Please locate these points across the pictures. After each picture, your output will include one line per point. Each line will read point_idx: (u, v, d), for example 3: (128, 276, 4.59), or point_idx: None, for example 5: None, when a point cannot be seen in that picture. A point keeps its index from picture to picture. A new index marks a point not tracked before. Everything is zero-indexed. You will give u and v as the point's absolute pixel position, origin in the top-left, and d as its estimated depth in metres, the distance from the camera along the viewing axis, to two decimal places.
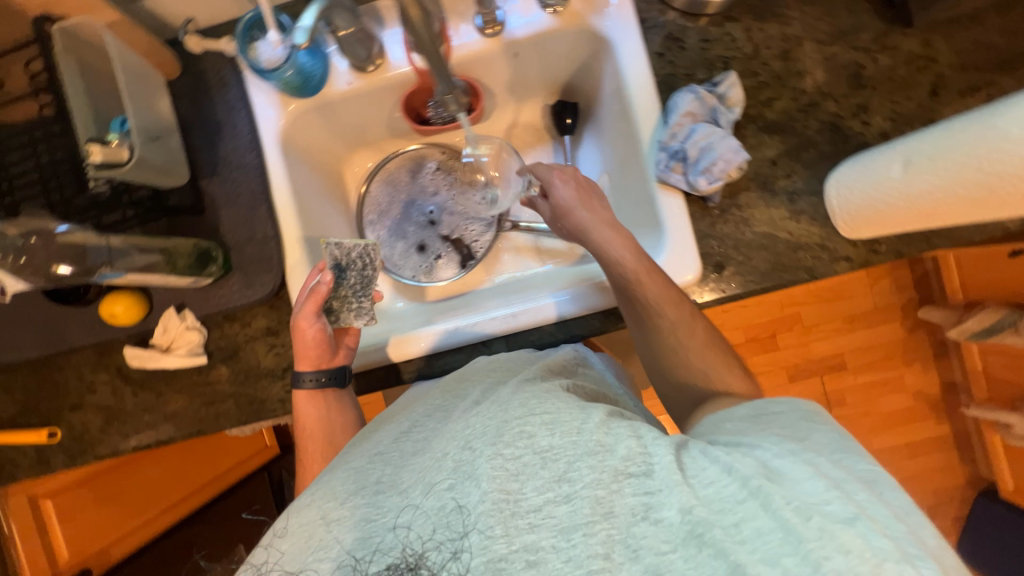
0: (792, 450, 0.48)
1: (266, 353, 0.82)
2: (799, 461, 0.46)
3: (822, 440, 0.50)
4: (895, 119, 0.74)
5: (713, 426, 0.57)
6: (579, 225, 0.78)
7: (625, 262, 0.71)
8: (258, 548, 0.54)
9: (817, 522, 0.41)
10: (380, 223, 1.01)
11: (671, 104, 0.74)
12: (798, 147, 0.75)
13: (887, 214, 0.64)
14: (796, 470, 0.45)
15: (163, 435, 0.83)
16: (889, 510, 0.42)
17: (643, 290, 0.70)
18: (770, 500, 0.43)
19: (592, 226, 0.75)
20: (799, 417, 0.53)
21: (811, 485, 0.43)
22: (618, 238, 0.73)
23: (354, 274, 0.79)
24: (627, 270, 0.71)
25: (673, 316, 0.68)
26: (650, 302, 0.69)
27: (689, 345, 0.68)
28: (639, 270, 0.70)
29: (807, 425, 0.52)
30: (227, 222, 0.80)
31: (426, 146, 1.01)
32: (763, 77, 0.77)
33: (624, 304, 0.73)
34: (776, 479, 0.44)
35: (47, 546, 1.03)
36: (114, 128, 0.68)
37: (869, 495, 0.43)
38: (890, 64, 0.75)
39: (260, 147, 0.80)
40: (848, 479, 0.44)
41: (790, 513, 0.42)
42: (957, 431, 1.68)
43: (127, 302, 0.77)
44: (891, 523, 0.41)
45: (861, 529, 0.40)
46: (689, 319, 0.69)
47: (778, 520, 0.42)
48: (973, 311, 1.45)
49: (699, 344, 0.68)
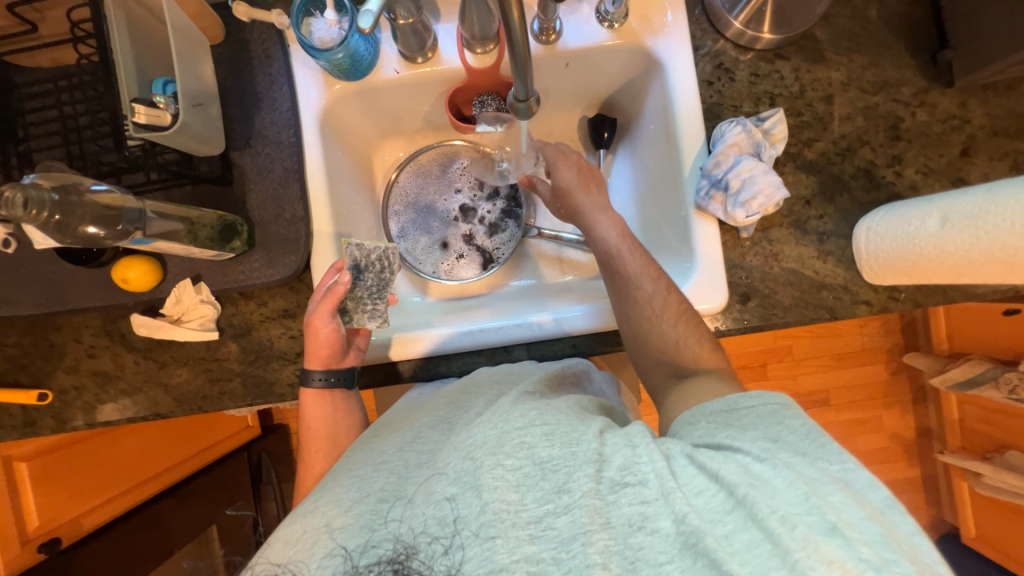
0: (768, 450, 0.49)
1: (280, 336, 0.80)
2: (779, 466, 0.46)
3: (795, 438, 0.51)
4: (926, 173, 0.76)
5: (687, 424, 0.57)
6: (575, 207, 0.82)
7: (609, 238, 0.77)
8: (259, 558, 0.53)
9: (802, 531, 0.41)
10: (405, 214, 0.99)
11: (719, 135, 0.76)
12: (832, 189, 0.77)
13: (918, 266, 0.66)
14: (778, 477, 0.45)
15: (161, 408, 0.81)
16: (865, 511, 0.42)
17: (627, 265, 0.74)
18: (756, 511, 0.43)
19: (586, 211, 0.81)
20: (768, 412, 0.54)
21: (791, 493, 0.44)
22: (608, 219, 0.79)
23: (371, 277, 0.78)
24: (612, 246, 0.76)
25: (651, 291, 0.71)
26: (631, 277, 0.73)
27: (675, 333, 0.69)
28: (623, 246, 0.75)
29: (778, 423, 0.53)
30: (256, 197, 0.78)
31: (462, 143, 1.00)
32: (805, 117, 0.78)
33: (607, 279, 0.76)
34: (756, 485, 0.45)
35: (17, 511, 0.97)
36: (157, 89, 0.65)
37: (845, 495, 0.43)
38: (926, 120, 0.77)
39: (299, 124, 0.78)
40: (823, 479, 0.45)
41: (776, 522, 0.42)
42: (928, 475, 1.74)
43: (142, 268, 0.74)
44: (867, 527, 0.41)
45: (841, 541, 0.40)
46: (665, 295, 0.71)
47: (765, 531, 0.42)
48: (957, 361, 1.51)
49: (683, 332, 0.69)
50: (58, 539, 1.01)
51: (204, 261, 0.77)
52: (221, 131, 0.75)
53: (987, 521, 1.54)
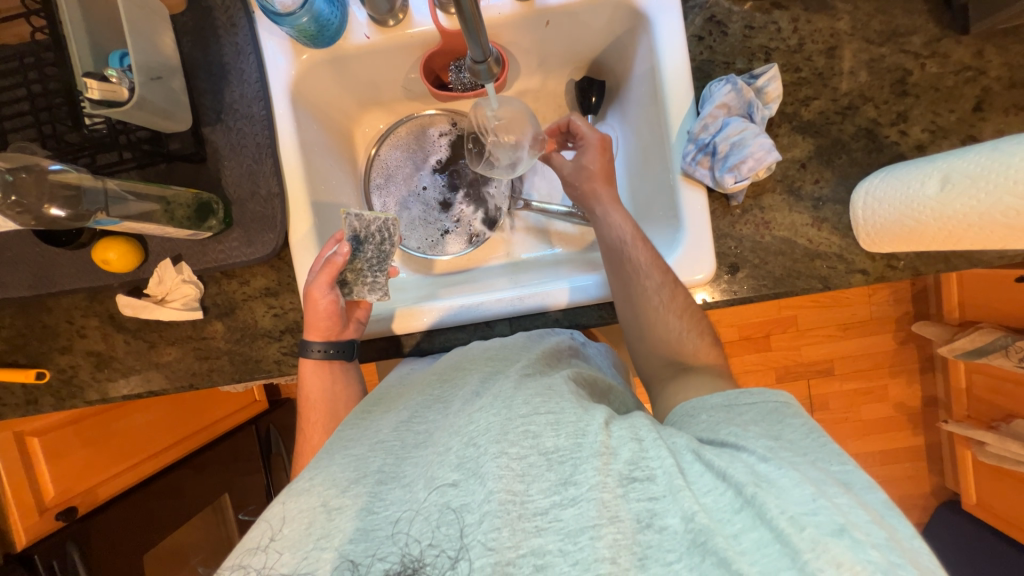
0: (770, 448, 0.49)
1: (264, 314, 0.80)
2: (784, 466, 0.46)
3: (796, 436, 0.51)
4: (933, 131, 0.71)
5: (688, 418, 0.58)
6: (592, 195, 0.80)
7: (623, 228, 0.74)
8: (252, 536, 0.52)
9: (811, 533, 0.40)
10: (387, 188, 0.97)
11: (708, 95, 0.72)
12: (830, 151, 0.73)
13: (918, 232, 0.62)
14: (783, 476, 0.44)
15: (154, 386, 0.82)
16: (869, 515, 0.41)
17: (636, 255, 0.71)
18: (764, 510, 0.42)
19: (603, 202, 0.78)
20: (769, 411, 0.55)
21: (798, 493, 0.43)
22: (621, 212, 0.77)
23: (370, 248, 0.77)
24: (624, 235, 0.74)
25: (660, 284, 0.69)
26: (640, 268, 0.70)
27: (678, 325, 0.69)
28: (634, 236, 0.73)
29: (779, 421, 0.53)
30: (230, 174, 0.76)
31: (439, 112, 0.96)
32: (803, 73, 0.73)
33: (613, 267, 0.73)
34: (763, 485, 0.44)
35: (33, 482, 1.03)
36: (113, 63, 0.65)
37: (850, 498, 0.43)
38: (937, 72, 0.71)
39: (269, 96, 0.76)
40: (826, 480, 0.44)
41: (785, 522, 0.41)
42: (931, 443, 1.72)
43: (121, 249, 0.74)
44: (873, 530, 0.40)
45: (849, 541, 0.39)
46: (672, 288, 0.70)
47: (773, 531, 0.41)
48: (967, 330, 1.47)
49: (686, 324, 0.69)
50: (74, 508, 1.07)
51: (183, 241, 0.77)
52: (188, 105, 0.73)
53: (990, 489, 1.53)
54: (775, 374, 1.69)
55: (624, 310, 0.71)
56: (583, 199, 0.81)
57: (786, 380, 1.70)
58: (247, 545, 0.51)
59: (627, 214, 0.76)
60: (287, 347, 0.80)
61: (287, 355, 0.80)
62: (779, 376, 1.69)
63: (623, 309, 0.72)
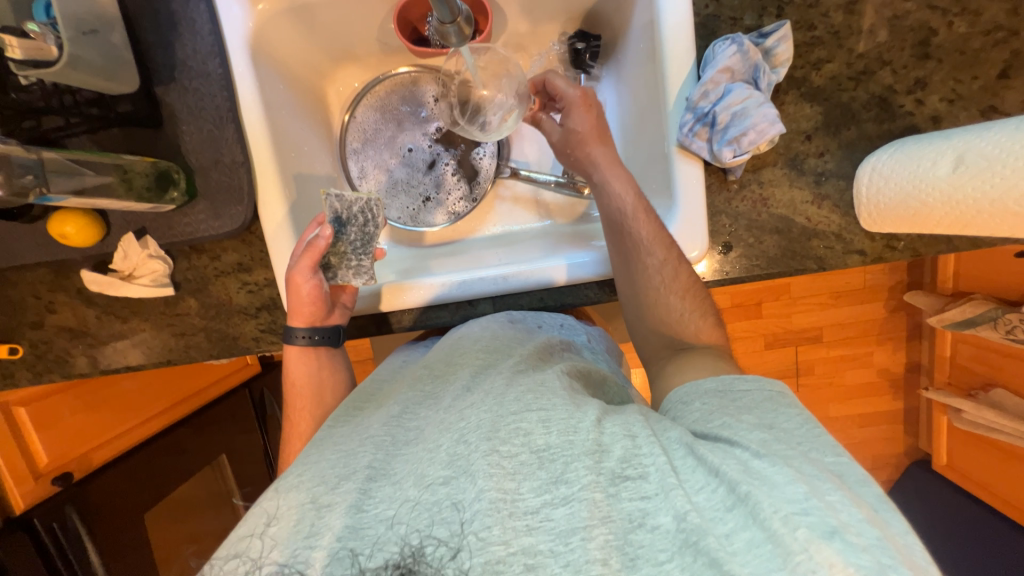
0: (766, 441, 0.49)
1: (238, 291, 0.77)
2: (778, 462, 0.46)
3: (790, 425, 0.51)
4: (952, 101, 0.65)
5: (683, 404, 0.58)
6: (589, 160, 0.73)
7: (625, 197, 0.69)
8: (248, 523, 0.54)
9: (804, 533, 0.40)
10: (365, 152, 0.91)
11: (710, 57, 0.66)
12: (838, 122, 0.67)
13: (922, 215, 0.59)
14: (777, 472, 0.45)
15: (132, 362, 0.81)
16: (863, 513, 0.41)
17: (638, 230, 0.67)
18: (758, 509, 0.42)
19: (600, 166, 0.72)
20: (765, 399, 0.55)
21: (792, 490, 0.43)
22: (621, 177, 0.70)
23: (354, 230, 0.74)
24: (625, 205, 0.68)
25: (664, 261, 0.66)
26: (641, 244, 0.67)
27: (680, 305, 0.68)
28: (636, 206, 0.68)
29: (774, 410, 0.53)
30: (190, 140, 0.71)
31: (420, 69, 0.88)
32: (818, 31, 0.66)
33: (614, 242, 0.69)
34: (756, 482, 0.44)
35: (25, 450, 1.04)
36: (38, 14, 0.58)
37: (843, 494, 0.43)
38: (964, 32, 0.64)
39: (226, 52, 0.68)
40: (820, 475, 0.44)
41: (778, 522, 0.41)
42: (909, 408, 1.77)
43: (79, 222, 0.70)
44: (865, 529, 0.40)
45: (841, 545, 0.39)
46: (675, 265, 0.67)
47: (765, 531, 0.41)
48: (958, 301, 1.46)
49: (688, 305, 0.68)
50: (70, 472, 1.09)
51: (146, 214, 0.72)
52: (133, 62, 0.67)
53: (962, 452, 1.59)
54: (764, 340, 1.70)
55: (623, 287, 0.69)
56: (578, 165, 0.75)
57: (775, 346, 1.71)
58: (243, 537, 0.52)
59: (628, 180, 0.70)
60: (265, 325, 0.78)
61: (265, 333, 0.78)
62: (768, 342, 1.71)
63: (623, 286, 0.69)
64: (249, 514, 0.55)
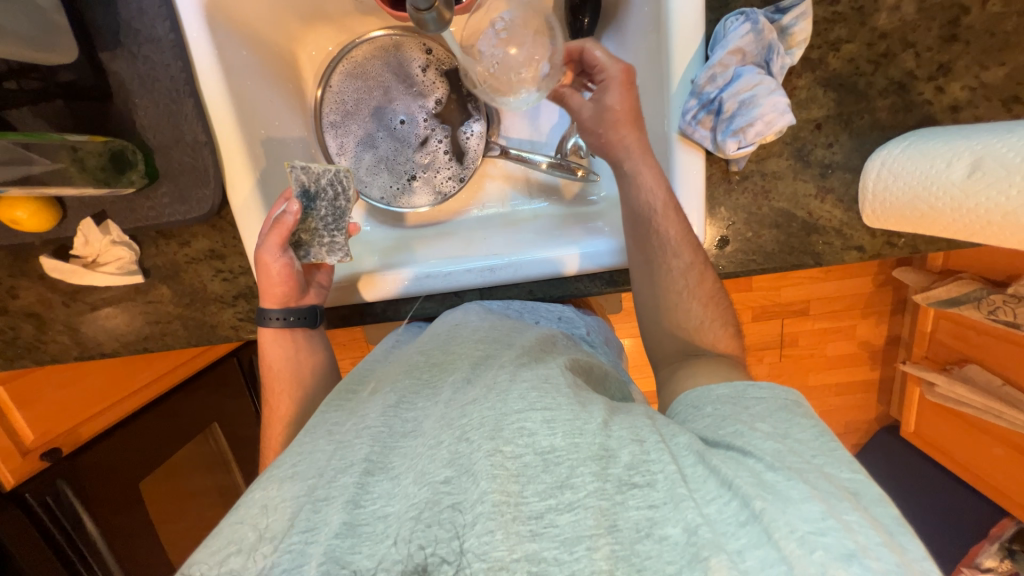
0: (780, 452, 0.50)
1: (212, 278, 0.73)
2: (794, 477, 0.47)
3: (805, 436, 0.52)
4: (975, 89, 0.61)
5: (693, 408, 0.59)
6: (619, 146, 0.66)
7: (654, 193, 0.64)
8: (238, 512, 0.55)
9: (821, 556, 0.41)
10: (344, 125, 0.83)
11: (720, 34, 0.60)
12: (851, 111, 0.63)
13: (930, 219, 0.56)
14: (793, 488, 0.45)
15: (106, 349, 0.78)
16: (880, 536, 0.42)
17: (668, 227, 0.64)
18: (772, 528, 0.43)
19: (629, 154, 0.65)
20: (777, 407, 0.55)
21: (807, 508, 0.44)
22: (652, 169, 0.64)
23: (324, 205, 0.70)
24: (655, 202, 0.64)
25: (689, 265, 0.65)
26: (667, 246, 0.65)
27: (701, 313, 0.67)
28: (666, 205, 0.64)
29: (788, 419, 0.54)
30: (145, 116, 0.64)
31: (400, 32, 0.81)
32: (840, 7, 0.60)
33: (636, 238, 0.66)
34: (770, 497, 0.45)
35: (8, 427, 1.04)
36: None
37: (859, 514, 0.44)
38: (998, 12, 0.59)
39: (177, 15, 0.61)
40: (836, 494, 0.45)
41: (792, 544, 0.42)
42: (884, 378, 1.83)
43: (31, 207, 0.64)
44: (884, 554, 0.41)
45: (858, 568, 0.40)
46: (699, 269, 0.66)
47: (779, 551, 0.42)
48: (945, 279, 1.47)
49: (709, 313, 0.67)
50: (58, 448, 1.09)
51: (104, 196, 0.67)
52: (69, 27, 0.59)
53: (929, 421, 1.67)
54: (752, 313, 1.72)
55: (642, 286, 0.67)
56: (605, 150, 0.68)
57: (762, 319, 1.73)
58: (233, 530, 0.53)
59: (660, 173, 0.64)
60: (243, 313, 0.75)
61: (245, 321, 0.75)
62: (755, 315, 1.72)
63: (641, 286, 0.68)
64: (242, 501, 0.57)
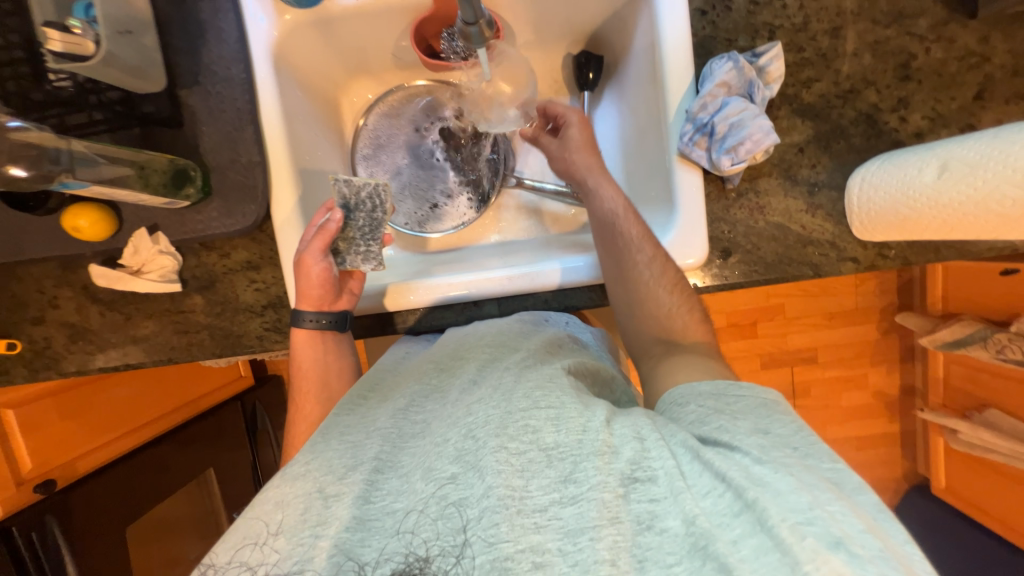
0: (762, 445, 0.48)
1: (245, 288, 0.78)
2: (780, 470, 0.45)
3: (785, 431, 0.50)
4: (933, 119, 0.70)
5: (679, 405, 0.56)
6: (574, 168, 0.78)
7: (609, 200, 0.73)
8: (255, 507, 0.54)
9: (811, 543, 0.39)
10: (376, 160, 0.94)
11: (708, 72, 0.71)
12: (828, 136, 0.71)
13: (910, 221, 0.62)
14: (779, 479, 0.44)
15: (133, 360, 0.80)
16: (863, 523, 0.41)
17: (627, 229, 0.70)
18: (765, 517, 0.42)
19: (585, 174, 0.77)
20: (757, 404, 0.54)
21: (794, 499, 0.42)
22: (607, 181, 0.76)
23: (362, 216, 0.75)
24: (609, 206, 0.73)
25: (652, 257, 0.69)
26: (631, 242, 0.70)
27: (669, 300, 0.69)
28: (621, 207, 0.72)
29: (768, 415, 0.52)
30: (208, 140, 0.73)
31: (434, 83, 0.94)
32: (806, 53, 0.71)
33: (604, 243, 0.72)
34: (760, 488, 0.43)
35: (9, 453, 1.00)
36: (77, 12, 0.62)
37: (842, 504, 0.42)
38: (941, 57, 0.70)
39: (250, 59, 0.72)
40: (820, 485, 0.44)
41: (786, 531, 0.40)
42: (905, 430, 1.77)
43: (93, 216, 0.71)
44: (868, 540, 0.40)
45: (846, 556, 0.39)
46: (663, 261, 0.70)
47: (774, 539, 0.41)
48: (948, 321, 1.49)
49: (676, 300, 0.69)
50: (53, 480, 1.04)
51: (159, 210, 0.73)
52: (162, 64, 0.71)
53: (959, 475, 1.59)
54: (761, 360, 1.71)
55: (614, 286, 0.71)
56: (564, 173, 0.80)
57: (771, 366, 1.72)
58: (249, 525, 0.52)
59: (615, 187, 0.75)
60: (270, 323, 0.78)
61: (271, 330, 0.78)
62: (763, 362, 1.72)
63: (614, 286, 0.71)
64: (257, 498, 0.55)
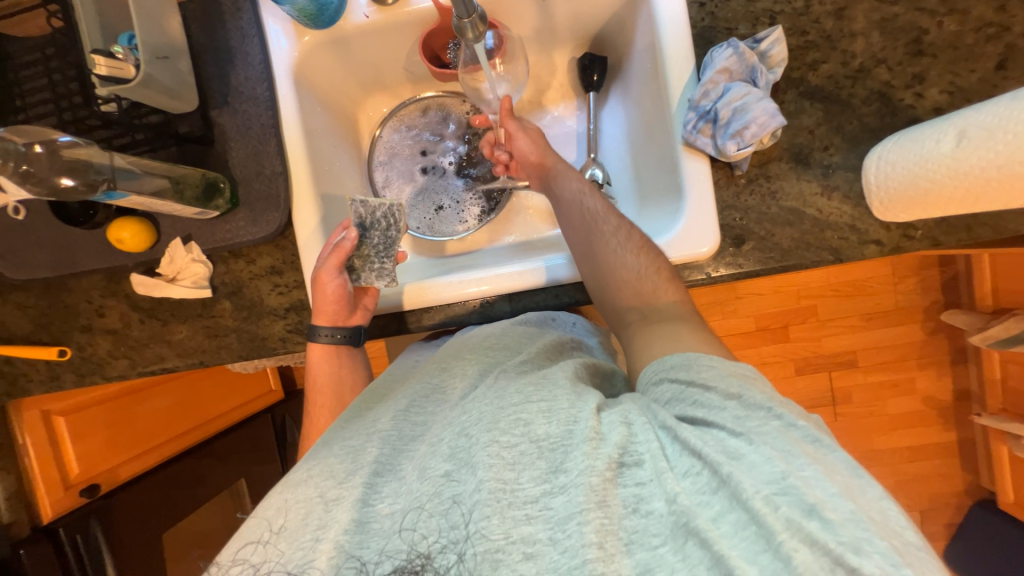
0: (737, 417, 0.48)
1: (269, 292, 0.82)
2: (754, 440, 0.46)
3: (755, 401, 0.49)
4: (952, 93, 0.67)
5: (651, 386, 0.56)
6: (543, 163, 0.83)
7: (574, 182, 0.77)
8: (260, 511, 0.56)
9: (784, 513, 0.40)
10: (391, 169, 0.98)
11: (708, 61, 0.71)
12: (841, 117, 0.70)
13: (932, 195, 0.59)
14: (753, 452, 0.45)
15: (168, 364, 0.85)
16: (837, 487, 0.41)
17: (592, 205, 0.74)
18: (739, 491, 0.42)
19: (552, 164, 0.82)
20: (728, 373, 0.52)
21: (768, 469, 0.43)
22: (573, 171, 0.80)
23: (377, 234, 0.79)
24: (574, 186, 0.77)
25: (616, 227, 0.71)
26: (596, 214, 0.73)
27: (636, 262, 0.68)
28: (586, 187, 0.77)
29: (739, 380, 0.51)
30: (237, 154, 0.79)
31: (446, 95, 0.98)
32: (811, 36, 0.71)
33: (571, 220, 0.74)
34: (733, 462, 0.44)
35: (58, 457, 1.05)
36: (121, 42, 0.70)
37: (817, 469, 0.43)
38: (955, 30, 0.68)
39: (274, 79, 0.79)
40: (793, 451, 0.44)
41: (759, 502, 0.41)
42: (962, 439, 1.63)
43: (135, 229, 0.77)
44: (839, 504, 0.40)
45: (818, 523, 0.39)
46: (628, 230, 0.71)
47: (749, 511, 0.41)
48: (1001, 317, 1.39)
49: (644, 262, 0.68)
50: (97, 485, 1.10)
51: (193, 221, 0.79)
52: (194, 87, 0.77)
53: None
54: (794, 365, 1.63)
55: (582, 260, 0.71)
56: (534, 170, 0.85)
57: (806, 371, 1.63)
58: (253, 528, 0.54)
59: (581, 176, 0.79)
60: (292, 325, 0.82)
61: (293, 333, 0.82)
62: (798, 367, 1.63)
63: (582, 260, 0.71)
64: (262, 505, 0.56)
